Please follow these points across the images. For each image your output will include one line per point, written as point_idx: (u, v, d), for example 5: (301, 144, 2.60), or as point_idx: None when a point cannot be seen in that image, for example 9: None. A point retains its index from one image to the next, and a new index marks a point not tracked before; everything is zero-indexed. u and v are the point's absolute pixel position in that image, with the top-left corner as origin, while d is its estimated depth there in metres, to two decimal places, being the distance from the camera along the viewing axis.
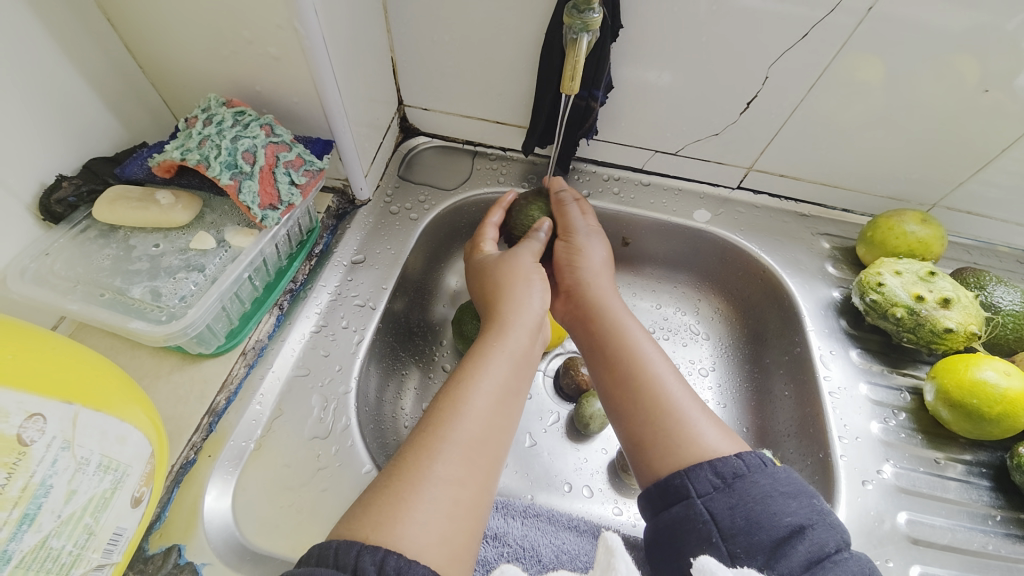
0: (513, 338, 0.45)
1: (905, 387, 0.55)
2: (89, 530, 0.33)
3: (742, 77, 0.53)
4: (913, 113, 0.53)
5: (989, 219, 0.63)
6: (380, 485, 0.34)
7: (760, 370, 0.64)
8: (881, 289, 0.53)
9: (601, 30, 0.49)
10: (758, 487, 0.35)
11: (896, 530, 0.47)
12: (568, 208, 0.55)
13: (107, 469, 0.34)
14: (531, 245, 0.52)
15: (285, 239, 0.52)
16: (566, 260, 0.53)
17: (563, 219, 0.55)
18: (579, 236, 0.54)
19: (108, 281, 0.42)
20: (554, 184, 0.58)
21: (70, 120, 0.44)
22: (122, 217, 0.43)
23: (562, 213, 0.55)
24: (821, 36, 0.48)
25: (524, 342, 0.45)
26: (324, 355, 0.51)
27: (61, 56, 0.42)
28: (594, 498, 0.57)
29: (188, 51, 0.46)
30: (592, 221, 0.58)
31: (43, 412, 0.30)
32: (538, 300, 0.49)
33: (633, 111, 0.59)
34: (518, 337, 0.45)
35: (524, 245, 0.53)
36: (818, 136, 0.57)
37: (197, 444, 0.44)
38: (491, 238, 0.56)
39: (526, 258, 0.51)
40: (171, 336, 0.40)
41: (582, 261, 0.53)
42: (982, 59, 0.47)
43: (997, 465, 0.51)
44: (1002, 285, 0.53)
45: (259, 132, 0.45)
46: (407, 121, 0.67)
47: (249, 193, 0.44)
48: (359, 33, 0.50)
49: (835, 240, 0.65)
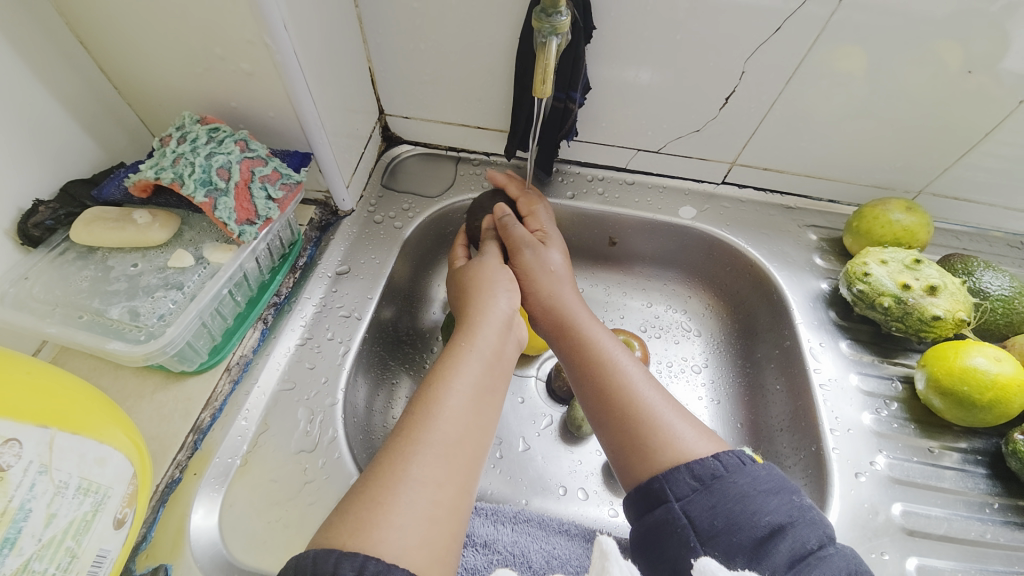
0: (481, 337, 0.44)
1: (897, 376, 0.55)
2: (71, 553, 0.33)
3: (721, 71, 0.53)
4: (893, 101, 0.53)
5: (977, 203, 0.62)
6: (359, 492, 0.34)
7: (752, 365, 0.63)
8: (867, 279, 0.53)
9: (574, 32, 0.49)
10: (737, 486, 0.35)
11: (891, 522, 0.47)
12: (511, 227, 0.53)
13: (87, 492, 0.34)
14: (493, 249, 0.53)
15: (267, 253, 0.52)
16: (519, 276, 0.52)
17: (511, 239, 0.53)
18: (527, 255, 0.52)
19: (86, 303, 0.42)
20: (500, 208, 0.55)
21: (45, 143, 0.44)
22: (100, 239, 0.44)
23: (508, 234, 0.53)
24: (797, 27, 0.48)
25: (494, 341, 0.45)
26: (310, 367, 0.51)
27: (34, 80, 0.42)
28: (588, 501, 0.57)
29: (163, 71, 0.46)
30: (540, 224, 0.57)
31: (19, 437, 0.30)
32: (505, 302, 0.48)
33: (613, 111, 0.59)
34: (485, 336, 0.45)
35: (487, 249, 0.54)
36: (799, 128, 0.57)
37: (182, 462, 0.43)
38: (464, 256, 0.57)
39: (497, 264, 0.51)
40: (151, 355, 0.40)
41: (541, 269, 0.52)
42: (960, 43, 0.47)
43: (992, 452, 0.50)
44: (991, 270, 0.53)
45: (233, 148, 0.45)
46: (388, 131, 0.67)
47: (225, 210, 0.43)
48: (334, 46, 0.50)
49: (823, 231, 0.65)
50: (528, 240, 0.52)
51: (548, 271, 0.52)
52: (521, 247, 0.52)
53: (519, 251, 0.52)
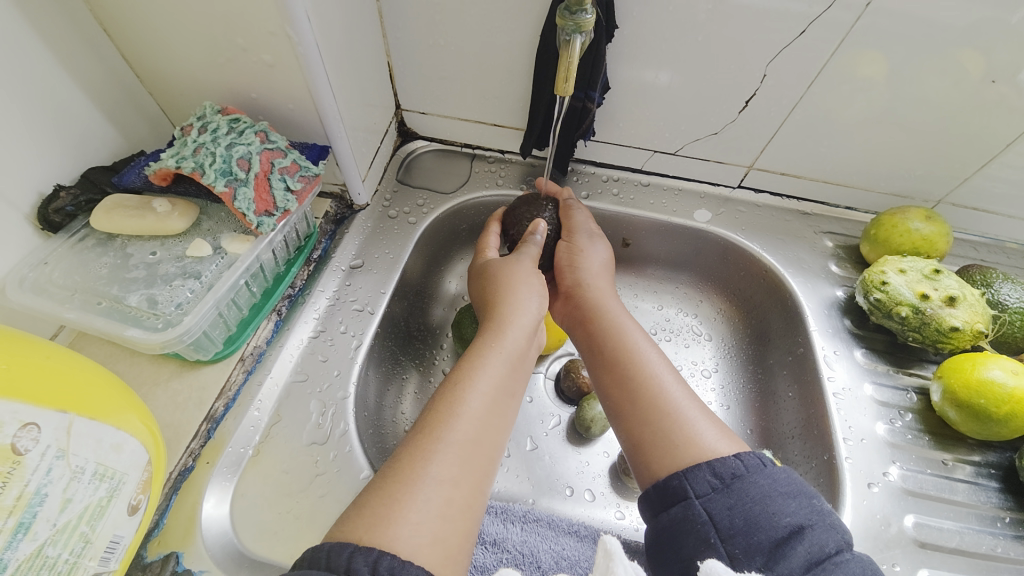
0: (510, 338, 0.45)
1: (912, 387, 0.54)
2: (85, 538, 0.33)
3: (741, 74, 0.52)
4: (915, 108, 0.52)
5: (996, 215, 0.61)
6: (375, 486, 0.34)
7: (764, 371, 0.63)
8: (885, 288, 0.52)
9: (596, 31, 0.48)
10: (757, 487, 0.35)
11: (903, 534, 0.46)
12: (574, 211, 0.57)
13: (103, 477, 0.34)
14: (531, 250, 0.52)
15: (283, 245, 0.52)
16: (567, 261, 0.54)
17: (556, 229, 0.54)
18: (581, 238, 0.55)
19: (105, 290, 0.42)
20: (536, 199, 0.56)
21: (67, 130, 0.44)
22: (120, 226, 0.44)
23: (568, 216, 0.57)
24: (820, 32, 0.47)
25: (521, 343, 0.45)
26: (322, 360, 0.51)
27: (57, 66, 0.42)
28: (595, 503, 0.57)
29: (185, 60, 0.46)
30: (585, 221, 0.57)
31: (37, 421, 0.31)
32: (535, 300, 0.49)
33: (630, 111, 0.59)
34: (513, 337, 0.45)
35: (523, 249, 0.52)
36: (817, 134, 0.57)
37: (195, 451, 0.44)
38: (495, 246, 0.57)
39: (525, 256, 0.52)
40: (168, 344, 0.40)
41: (586, 260, 0.54)
42: (984, 53, 0.46)
43: (1006, 466, 0.50)
44: (1010, 283, 0.52)
45: (254, 139, 0.45)
46: (404, 126, 0.67)
47: (244, 200, 0.44)
48: (354, 39, 0.50)
49: (839, 238, 0.65)
50: (585, 227, 0.56)
51: (593, 262, 0.54)
52: (577, 231, 0.56)
53: (575, 233, 0.56)
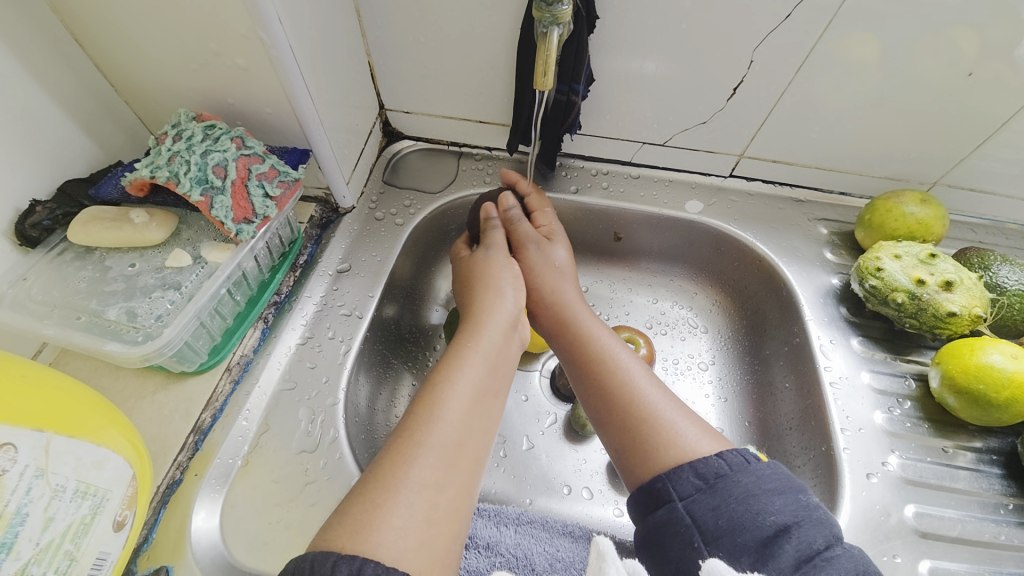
0: (487, 337, 0.44)
1: (910, 374, 0.53)
2: (70, 556, 0.33)
3: (728, 60, 0.51)
4: (907, 89, 0.51)
5: (993, 195, 0.60)
6: (357, 492, 0.33)
7: (760, 362, 0.62)
8: (880, 274, 0.51)
9: (576, 22, 0.47)
10: (741, 486, 0.34)
11: (903, 524, 0.46)
12: (517, 223, 0.54)
13: (85, 495, 0.33)
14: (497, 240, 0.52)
15: (266, 251, 0.51)
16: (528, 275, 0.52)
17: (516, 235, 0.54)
18: (532, 251, 0.52)
19: (84, 304, 0.41)
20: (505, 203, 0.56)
21: (43, 143, 0.43)
22: (97, 239, 0.43)
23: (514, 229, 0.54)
24: (807, 15, 0.46)
25: (498, 342, 0.44)
26: (311, 366, 0.50)
27: (29, 79, 0.41)
28: (593, 501, 0.56)
29: (160, 67, 0.45)
30: (548, 221, 0.57)
31: (14, 441, 0.30)
32: (510, 299, 0.48)
33: (616, 103, 0.58)
34: (490, 335, 0.44)
35: (490, 240, 0.52)
36: (808, 119, 0.56)
37: (183, 463, 0.43)
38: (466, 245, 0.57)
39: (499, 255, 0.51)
40: (149, 356, 0.40)
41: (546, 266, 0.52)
42: (977, 29, 0.45)
43: (1008, 452, 0.49)
44: (1008, 265, 0.51)
45: (229, 145, 0.44)
46: (390, 126, 0.66)
47: (222, 208, 0.43)
48: (331, 39, 0.49)
49: (833, 225, 0.64)
50: (532, 237, 0.53)
51: (553, 268, 0.52)
52: (525, 244, 0.53)
53: (524, 248, 0.53)
